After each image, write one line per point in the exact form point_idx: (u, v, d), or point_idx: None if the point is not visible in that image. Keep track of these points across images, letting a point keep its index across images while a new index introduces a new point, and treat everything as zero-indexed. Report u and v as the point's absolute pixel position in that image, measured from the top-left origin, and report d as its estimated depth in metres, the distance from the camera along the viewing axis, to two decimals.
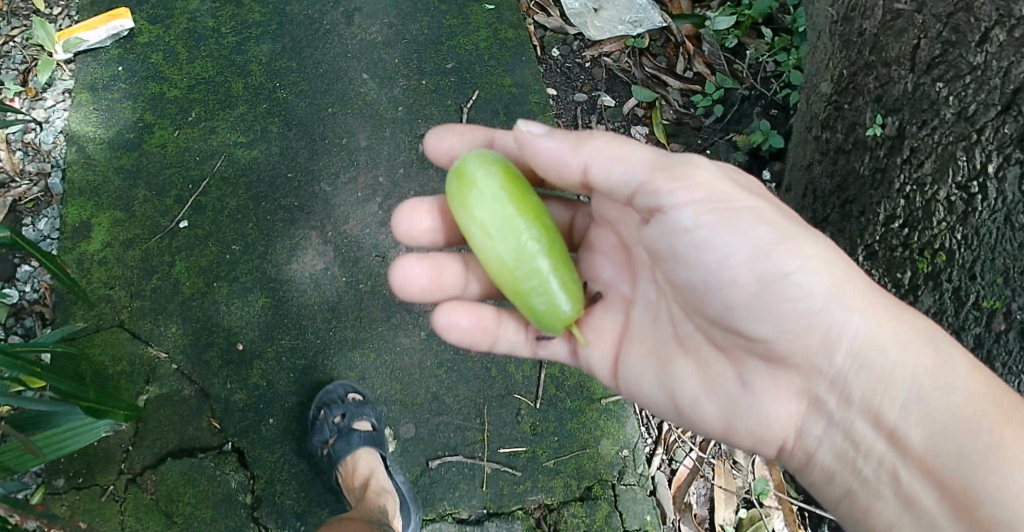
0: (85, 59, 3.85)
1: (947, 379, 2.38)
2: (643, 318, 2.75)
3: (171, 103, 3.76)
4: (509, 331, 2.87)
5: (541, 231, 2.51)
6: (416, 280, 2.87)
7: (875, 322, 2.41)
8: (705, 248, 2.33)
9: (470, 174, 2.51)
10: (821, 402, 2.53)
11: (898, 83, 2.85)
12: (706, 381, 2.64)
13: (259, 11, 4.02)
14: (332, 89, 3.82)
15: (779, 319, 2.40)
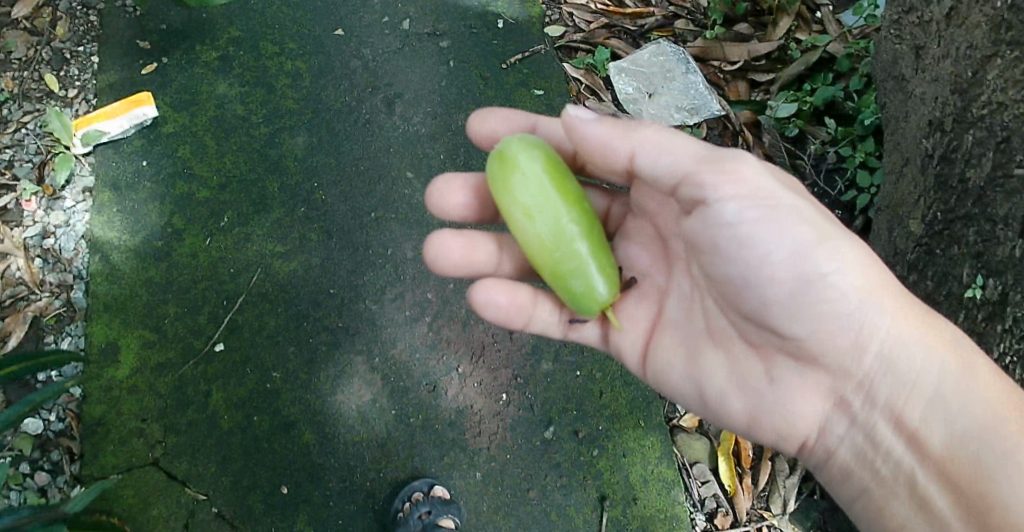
0: (105, 152, 3.60)
1: (973, 381, 2.39)
2: (674, 310, 2.72)
3: (200, 205, 3.51)
4: (544, 311, 2.81)
5: (581, 215, 2.46)
6: (449, 253, 2.86)
7: (905, 326, 2.41)
8: (748, 245, 2.30)
9: (511, 156, 2.47)
10: (846, 400, 2.52)
11: (1003, 243, 2.62)
12: (733, 375, 2.61)
13: (293, 96, 3.76)
14: (374, 189, 3.56)
15: (816, 317, 2.38)
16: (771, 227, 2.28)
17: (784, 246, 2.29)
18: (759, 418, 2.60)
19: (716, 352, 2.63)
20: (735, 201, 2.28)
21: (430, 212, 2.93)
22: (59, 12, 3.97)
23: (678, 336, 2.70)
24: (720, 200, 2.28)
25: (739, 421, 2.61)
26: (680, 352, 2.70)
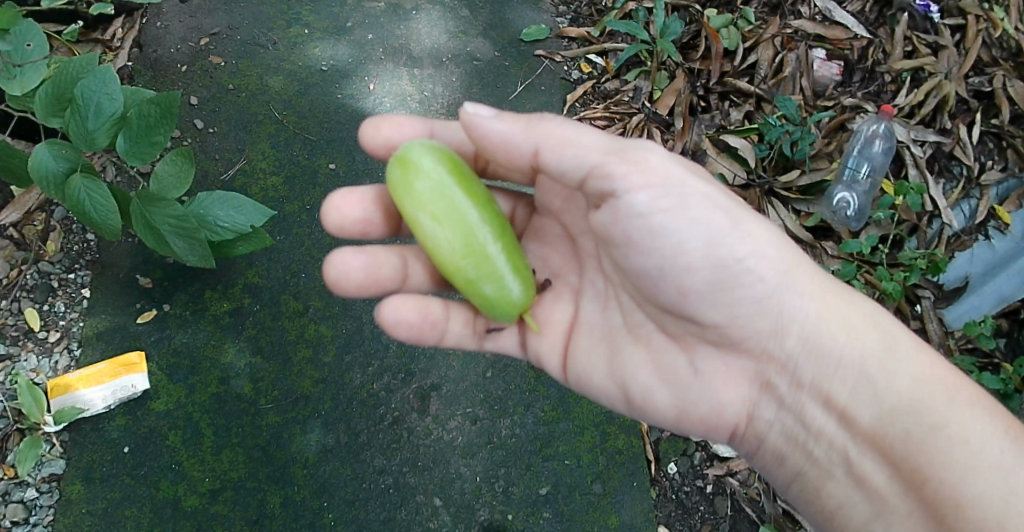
0: (82, 429, 3.05)
1: (898, 359, 2.45)
2: (592, 308, 2.74)
3: (186, 517, 2.95)
4: (457, 323, 2.72)
5: (489, 216, 2.48)
6: (352, 274, 2.66)
7: (815, 302, 2.49)
8: (664, 236, 2.29)
9: (411, 162, 2.45)
10: (770, 384, 2.57)
11: None
12: (657, 368, 2.64)
13: (312, 373, 3.19)
14: (394, 517, 3.01)
15: (734, 305, 2.43)
16: (682, 219, 2.29)
17: (697, 238, 2.31)
18: (689, 410, 2.63)
19: (640, 348, 2.66)
20: (645, 190, 2.24)
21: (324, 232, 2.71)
22: (54, 221, 3.44)
23: (600, 335, 2.71)
24: (630, 191, 2.23)
25: (668, 416, 2.65)
26: (606, 349, 2.70)
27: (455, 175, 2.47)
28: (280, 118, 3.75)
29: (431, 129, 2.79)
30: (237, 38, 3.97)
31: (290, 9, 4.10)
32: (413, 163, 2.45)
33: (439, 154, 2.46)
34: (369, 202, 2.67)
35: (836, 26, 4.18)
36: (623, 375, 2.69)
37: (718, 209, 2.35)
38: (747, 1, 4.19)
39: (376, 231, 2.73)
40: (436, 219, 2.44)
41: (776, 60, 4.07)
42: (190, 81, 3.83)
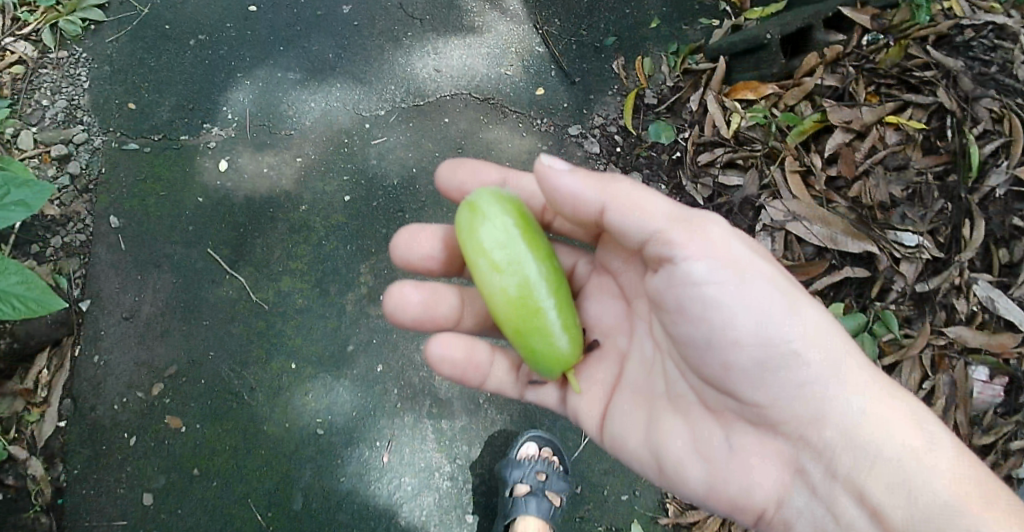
0: None
1: (941, 459, 2.12)
2: (636, 373, 2.45)
3: None
4: (501, 373, 2.60)
5: (548, 270, 2.32)
6: (411, 308, 2.58)
7: (864, 394, 2.18)
8: (715, 305, 2.11)
9: (483, 208, 2.33)
10: (803, 470, 2.23)
11: None
12: (693, 443, 2.32)
13: None
14: None
15: (783, 386, 2.17)
16: (738, 290, 2.11)
17: (750, 312, 2.12)
18: (718, 488, 2.30)
19: (679, 420, 2.35)
20: (701, 258, 2.10)
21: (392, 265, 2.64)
22: None
23: (637, 400, 2.42)
24: (687, 259, 2.10)
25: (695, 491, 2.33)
26: (642, 412, 2.42)
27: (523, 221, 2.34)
28: (263, 523, 2.80)
29: (505, 176, 2.64)
30: (201, 381, 2.96)
31: (269, 328, 3.05)
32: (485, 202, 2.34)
33: (512, 205, 2.34)
34: (439, 239, 2.60)
35: (1000, 325, 2.99)
36: (653, 443, 2.39)
37: (776, 286, 2.15)
38: (885, 292, 3.12)
39: (438, 267, 2.64)
40: (493, 262, 2.28)
41: (923, 386, 3.00)
42: (144, 460, 2.87)
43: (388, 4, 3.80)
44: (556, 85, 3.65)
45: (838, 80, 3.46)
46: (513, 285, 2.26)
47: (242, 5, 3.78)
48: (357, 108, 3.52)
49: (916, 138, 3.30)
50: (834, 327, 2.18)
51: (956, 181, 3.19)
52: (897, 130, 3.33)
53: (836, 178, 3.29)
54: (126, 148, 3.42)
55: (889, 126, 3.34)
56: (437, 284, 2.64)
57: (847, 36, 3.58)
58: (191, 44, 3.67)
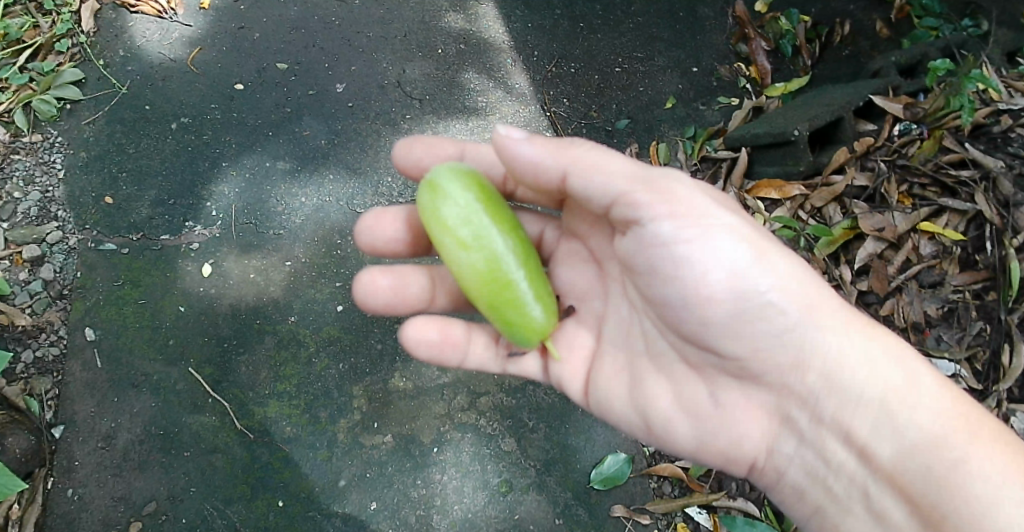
0: None
1: (916, 392, 2.15)
2: (614, 336, 2.44)
3: None
4: (479, 348, 2.51)
5: (515, 241, 2.25)
6: (381, 293, 2.53)
7: (840, 334, 2.18)
8: (686, 264, 2.12)
9: (442, 186, 2.24)
10: (789, 416, 2.26)
11: None
12: (678, 400, 2.34)
13: None
14: None
15: (758, 342, 2.18)
16: (707, 249, 2.11)
17: (720, 268, 2.12)
18: (709, 441, 2.33)
19: (661, 378, 2.35)
20: (669, 220, 2.11)
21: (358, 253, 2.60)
22: None
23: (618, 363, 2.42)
24: (655, 222, 2.11)
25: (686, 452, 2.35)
26: (625, 376, 2.41)
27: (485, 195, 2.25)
28: None
29: (462, 149, 2.59)
30: (182, 520, 2.77)
31: (255, 460, 2.86)
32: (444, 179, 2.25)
33: (470, 180, 2.25)
34: (402, 222, 2.56)
35: None
36: (640, 404, 2.39)
37: (744, 240, 2.15)
38: None
39: (405, 251, 2.60)
40: (459, 238, 2.20)
41: None
42: None
43: (384, 82, 3.55)
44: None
45: (868, 179, 3.21)
46: (480, 259, 2.19)
47: (227, 83, 3.53)
48: (351, 203, 3.27)
49: (954, 251, 3.03)
50: (803, 269, 2.18)
51: (996, 301, 2.89)
52: (932, 239, 3.07)
53: (866, 294, 3.05)
54: (103, 249, 3.19)
55: (923, 234, 3.08)
56: (404, 264, 2.59)
57: (876, 128, 3.35)
58: (173, 128, 3.42)
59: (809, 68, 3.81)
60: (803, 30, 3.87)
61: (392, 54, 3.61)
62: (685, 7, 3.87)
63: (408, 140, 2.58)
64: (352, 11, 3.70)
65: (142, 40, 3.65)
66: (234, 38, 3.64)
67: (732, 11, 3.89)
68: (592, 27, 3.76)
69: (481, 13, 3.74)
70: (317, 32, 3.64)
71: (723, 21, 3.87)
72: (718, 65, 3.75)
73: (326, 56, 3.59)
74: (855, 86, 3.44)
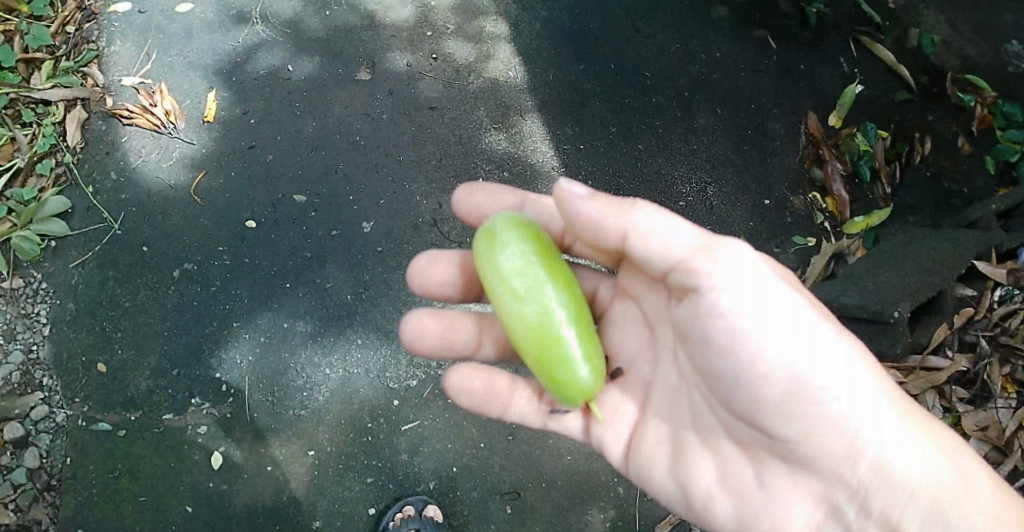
0: None
1: (968, 490, 2.02)
2: (659, 407, 2.23)
3: None
4: (521, 404, 2.36)
5: (569, 297, 2.04)
6: (429, 336, 2.43)
7: (897, 426, 2.02)
8: (747, 339, 1.93)
9: (499, 236, 2.07)
10: (839, 507, 2.07)
11: None
12: (721, 480, 2.13)
13: None
14: None
15: (816, 424, 1.99)
16: (769, 326, 1.93)
17: (780, 346, 1.93)
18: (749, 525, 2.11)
19: (705, 455, 2.15)
20: (732, 290, 1.91)
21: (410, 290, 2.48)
22: None
23: (661, 431, 2.21)
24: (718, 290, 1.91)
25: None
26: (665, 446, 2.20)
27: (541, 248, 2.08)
28: None
29: (523, 198, 2.41)
30: None
31: None
32: (499, 226, 2.11)
33: (528, 232, 2.08)
34: (455, 266, 2.43)
35: None
36: (679, 477, 2.18)
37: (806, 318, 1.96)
38: None
39: (458, 293, 2.46)
40: (511, 287, 2.02)
41: None
42: None
43: (417, 219, 3.09)
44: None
45: (969, 360, 2.84)
46: (533, 312, 2.00)
47: (237, 219, 3.07)
48: (384, 377, 2.84)
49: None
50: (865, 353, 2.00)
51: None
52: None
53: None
54: (96, 429, 2.76)
55: None
56: (455, 309, 2.46)
57: (975, 293, 2.94)
58: (175, 276, 2.98)
59: (889, 196, 3.36)
60: (882, 150, 3.41)
61: (426, 184, 3.15)
62: (753, 121, 3.42)
63: (470, 184, 2.42)
64: (378, 129, 3.24)
65: (138, 160, 3.20)
66: (243, 160, 3.18)
67: (802, 126, 3.45)
68: (652, 148, 3.30)
69: (527, 132, 3.28)
70: (339, 155, 3.19)
71: (795, 139, 3.42)
72: (791, 194, 3.31)
73: (350, 186, 3.13)
74: (952, 238, 3.00)
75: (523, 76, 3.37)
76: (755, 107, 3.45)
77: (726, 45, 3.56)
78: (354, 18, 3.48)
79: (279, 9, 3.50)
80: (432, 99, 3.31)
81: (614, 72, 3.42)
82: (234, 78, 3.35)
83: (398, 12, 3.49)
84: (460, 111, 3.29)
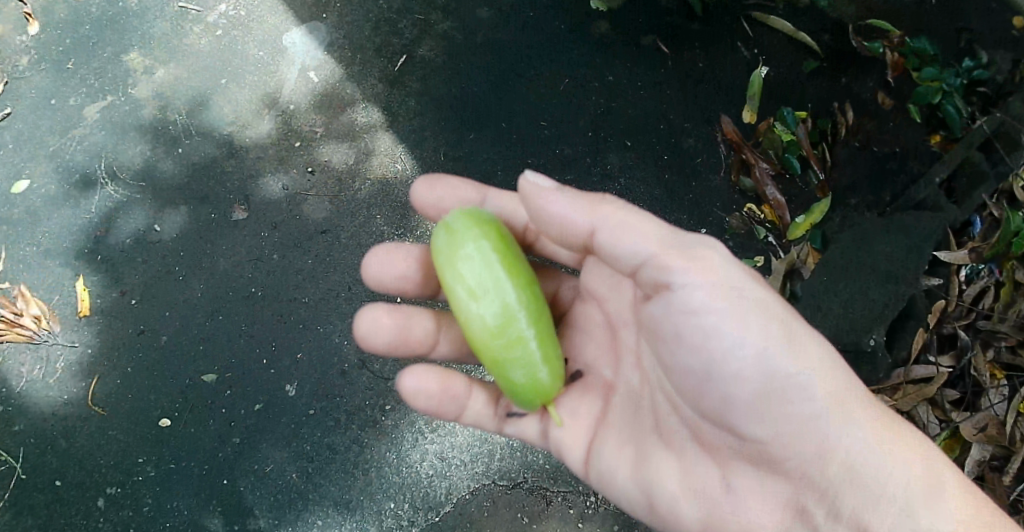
0: None
1: (945, 509, 1.88)
2: (624, 411, 2.17)
3: None
4: (478, 406, 2.25)
5: (531, 296, 1.98)
6: (379, 333, 2.24)
7: (870, 429, 1.90)
8: (718, 335, 1.83)
9: (460, 231, 1.99)
10: (807, 512, 1.95)
11: None
12: (686, 481, 2.05)
13: None
14: None
15: (784, 416, 1.88)
16: (739, 319, 1.83)
17: (749, 339, 1.84)
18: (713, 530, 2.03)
19: (670, 455, 2.07)
20: (704, 287, 1.83)
21: (368, 286, 2.34)
22: None
23: (623, 435, 2.15)
24: (688, 287, 1.83)
25: None
26: (631, 450, 2.13)
27: (503, 247, 1.98)
28: None
29: (484, 195, 2.30)
30: None
31: None
32: (459, 223, 2.00)
33: (491, 226, 2.00)
34: (415, 260, 2.30)
35: None
36: (643, 479, 2.11)
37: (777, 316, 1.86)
38: None
39: (415, 289, 2.33)
40: (471, 288, 1.93)
41: None
42: None
43: (343, 365, 2.84)
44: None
45: (953, 358, 2.91)
46: (496, 313, 1.92)
47: (150, 420, 2.79)
48: None
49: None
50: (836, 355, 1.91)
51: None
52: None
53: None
54: None
55: None
56: (411, 306, 2.31)
57: (943, 281, 2.97)
58: (101, 505, 2.69)
59: (825, 184, 3.15)
60: (806, 135, 3.17)
61: (343, 321, 2.89)
62: (666, 143, 3.15)
63: (434, 175, 2.28)
64: (272, 273, 2.95)
65: (22, 382, 2.83)
66: (139, 350, 2.88)
67: (718, 132, 3.19)
68: None
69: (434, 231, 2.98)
70: (240, 317, 2.90)
71: (715, 151, 3.16)
72: (726, 215, 3.09)
73: (262, 349, 2.86)
74: (906, 226, 3.01)
75: (412, 167, 3.05)
76: (665, 127, 3.18)
77: (618, 65, 3.26)
78: (211, 149, 3.12)
79: (125, 161, 3.11)
80: (321, 221, 3.00)
81: (508, 131, 3.11)
82: (99, 256, 2.99)
83: (258, 129, 3.14)
84: (357, 226, 2.99)
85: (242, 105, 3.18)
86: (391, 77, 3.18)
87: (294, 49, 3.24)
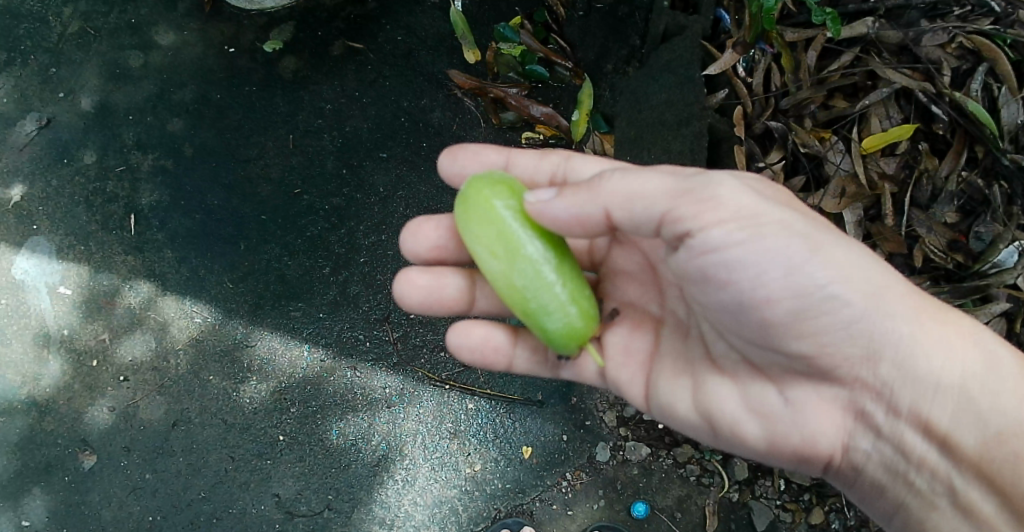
0: None
1: (1000, 381, 1.90)
2: (672, 347, 2.12)
3: None
4: (524, 360, 2.25)
5: (554, 245, 1.90)
6: (411, 293, 2.22)
7: (917, 320, 1.87)
8: (741, 266, 1.76)
9: (471, 196, 1.91)
10: (866, 412, 1.95)
11: None
12: (747, 403, 2.00)
13: None
14: None
15: (822, 325, 1.82)
16: (763, 246, 1.75)
17: (777, 259, 1.75)
18: (780, 441, 1.99)
19: (727, 383, 2.02)
20: (722, 225, 1.73)
21: (402, 246, 2.28)
22: None
23: (675, 367, 2.10)
24: (706, 231, 1.74)
25: (756, 451, 2.04)
26: (684, 380, 2.09)
27: (519, 202, 1.90)
28: None
29: (508, 156, 2.25)
30: None
31: None
32: (471, 190, 1.92)
33: (502, 183, 1.92)
34: (446, 228, 2.20)
35: None
36: (703, 407, 2.06)
37: (801, 232, 1.77)
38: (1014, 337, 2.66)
39: (452, 255, 2.25)
40: (492, 248, 1.86)
41: None
42: None
43: (275, 524, 2.72)
44: (530, 421, 2.83)
45: (779, 150, 2.90)
46: (521, 267, 1.84)
47: None
48: None
49: (915, 145, 2.82)
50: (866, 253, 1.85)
51: (989, 154, 2.74)
52: (887, 151, 2.82)
53: (889, 257, 2.79)
54: None
55: (875, 153, 2.82)
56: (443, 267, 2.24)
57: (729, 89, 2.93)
58: None
59: (576, 68, 3.09)
60: (531, 38, 3.10)
61: (246, 490, 2.75)
62: (417, 131, 3.07)
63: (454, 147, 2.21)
64: (157, 493, 2.74)
65: None
66: None
67: (455, 89, 3.12)
68: (376, 245, 2.96)
69: (268, 357, 2.85)
70: None
71: (464, 108, 3.10)
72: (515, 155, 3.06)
73: None
74: (668, 64, 2.92)
75: (209, 312, 2.88)
76: (408, 118, 3.09)
77: (328, 90, 3.11)
78: (22, 423, 2.78)
79: None
80: (165, 417, 2.80)
81: (271, 220, 2.98)
82: None
83: (50, 373, 2.83)
84: (199, 399, 2.81)
85: (18, 359, 2.83)
86: (136, 241, 2.95)
87: (30, 278, 2.90)
